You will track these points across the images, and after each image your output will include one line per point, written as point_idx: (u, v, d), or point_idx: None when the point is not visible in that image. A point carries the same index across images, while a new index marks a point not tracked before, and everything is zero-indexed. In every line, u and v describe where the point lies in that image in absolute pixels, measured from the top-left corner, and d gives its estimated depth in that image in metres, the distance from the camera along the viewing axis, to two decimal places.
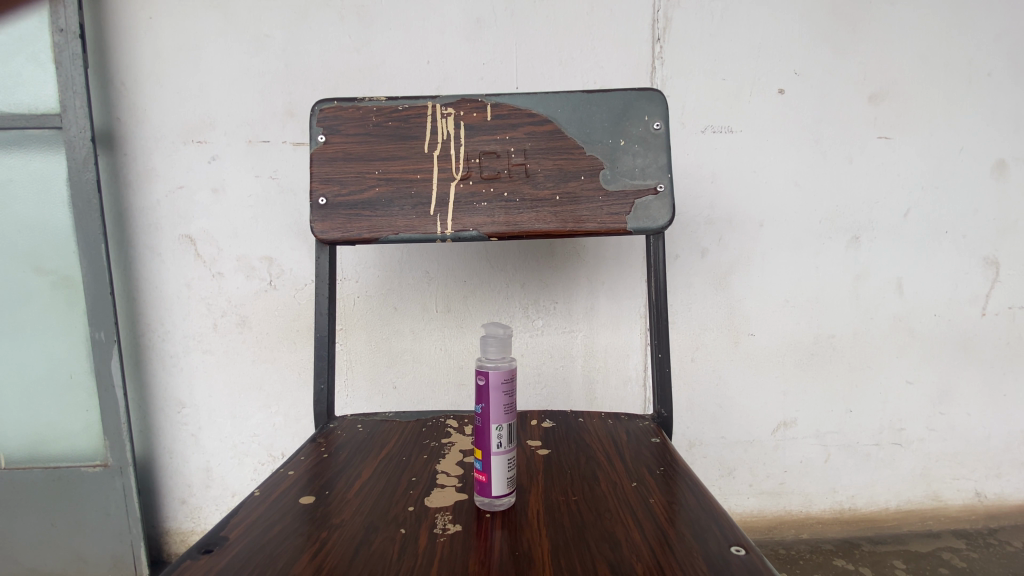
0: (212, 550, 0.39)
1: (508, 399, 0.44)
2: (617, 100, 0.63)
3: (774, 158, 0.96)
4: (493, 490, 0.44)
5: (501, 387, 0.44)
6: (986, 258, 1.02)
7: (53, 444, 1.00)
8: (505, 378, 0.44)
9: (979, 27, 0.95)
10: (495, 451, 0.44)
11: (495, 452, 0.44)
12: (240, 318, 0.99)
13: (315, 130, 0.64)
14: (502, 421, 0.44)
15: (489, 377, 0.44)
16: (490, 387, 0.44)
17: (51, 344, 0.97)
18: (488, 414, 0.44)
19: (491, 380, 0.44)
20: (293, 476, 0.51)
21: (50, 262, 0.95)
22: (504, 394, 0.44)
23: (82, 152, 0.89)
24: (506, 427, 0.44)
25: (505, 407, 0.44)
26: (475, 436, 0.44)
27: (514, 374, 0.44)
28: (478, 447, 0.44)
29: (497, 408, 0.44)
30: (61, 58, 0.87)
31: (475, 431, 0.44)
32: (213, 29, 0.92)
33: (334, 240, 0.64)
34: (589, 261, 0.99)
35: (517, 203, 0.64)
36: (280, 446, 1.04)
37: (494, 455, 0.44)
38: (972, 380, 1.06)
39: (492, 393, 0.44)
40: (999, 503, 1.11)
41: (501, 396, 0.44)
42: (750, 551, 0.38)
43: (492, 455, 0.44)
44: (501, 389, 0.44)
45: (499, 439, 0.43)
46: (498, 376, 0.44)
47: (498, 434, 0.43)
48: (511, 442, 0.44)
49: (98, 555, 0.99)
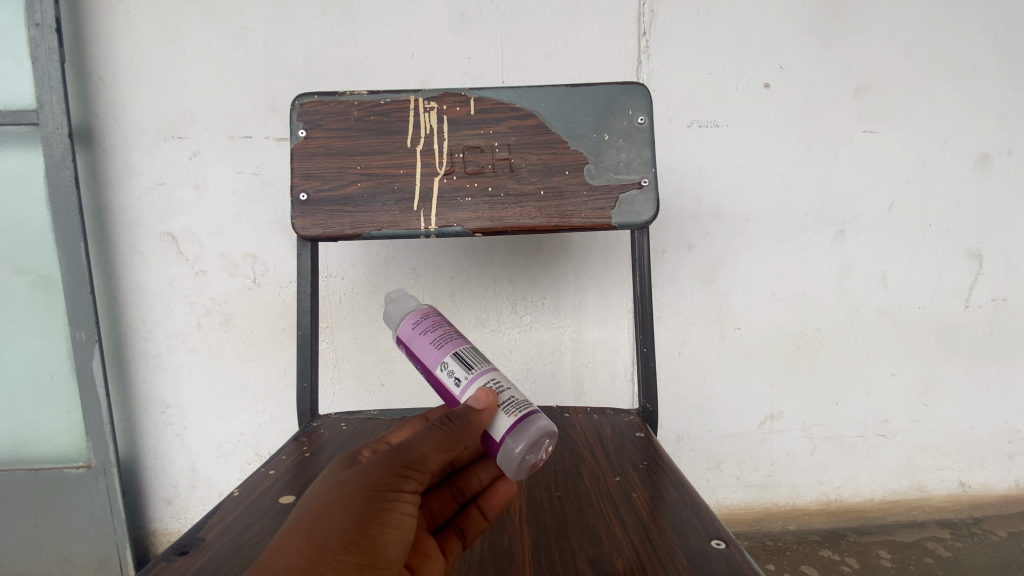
0: (189, 551, 0.39)
1: (434, 336, 0.43)
2: (601, 94, 0.63)
3: (760, 152, 0.97)
4: (513, 449, 0.38)
5: (416, 331, 0.44)
6: (969, 250, 1.03)
7: (36, 446, 0.99)
8: (414, 323, 0.45)
9: (962, 22, 0.96)
10: (459, 391, 0.40)
11: (460, 388, 0.40)
12: (225, 316, 0.98)
13: (296, 125, 0.63)
14: (439, 357, 0.42)
15: (404, 334, 0.45)
16: (409, 340, 0.45)
17: (32, 345, 0.96)
18: (426, 364, 0.43)
19: (406, 333, 0.45)
20: (274, 475, 0.50)
21: (29, 260, 0.93)
22: (423, 334, 0.44)
23: (59, 148, 0.87)
24: (450, 358, 0.41)
25: (431, 342, 0.43)
26: (441, 393, 0.42)
27: (421, 313, 0.45)
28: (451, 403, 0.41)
29: (425, 348, 0.43)
30: (36, 52, 0.85)
31: (435, 388, 0.42)
32: (191, 22, 0.90)
33: (316, 236, 0.63)
34: (577, 255, 0.98)
35: (502, 198, 0.63)
36: (267, 444, 1.03)
37: (461, 394, 0.40)
38: (956, 371, 1.08)
39: (413, 342, 0.44)
40: (981, 492, 1.13)
41: (420, 337, 0.44)
42: (730, 544, 0.38)
43: (460, 393, 0.40)
44: (420, 334, 0.44)
45: (452, 375, 0.41)
46: (408, 326, 0.45)
47: (447, 369, 0.41)
48: (466, 368, 0.41)
49: (83, 556, 0.99)
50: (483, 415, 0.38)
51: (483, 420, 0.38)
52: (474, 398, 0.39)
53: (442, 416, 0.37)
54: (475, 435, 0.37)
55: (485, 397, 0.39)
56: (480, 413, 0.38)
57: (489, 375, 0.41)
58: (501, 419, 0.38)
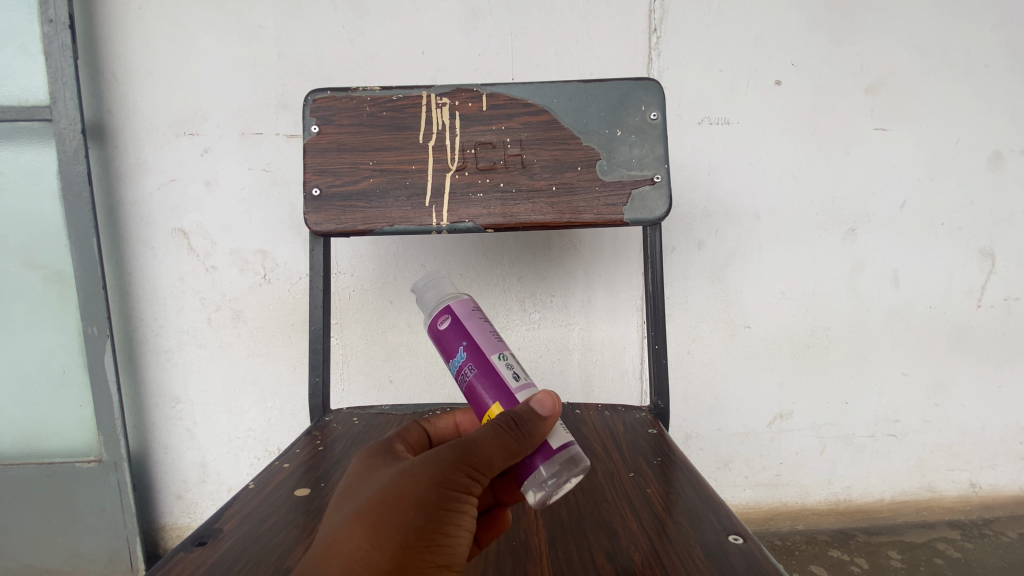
0: (207, 542, 0.39)
1: (490, 326, 0.40)
2: (614, 90, 0.63)
3: (771, 150, 0.96)
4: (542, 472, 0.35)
5: (474, 314, 0.40)
6: (981, 249, 1.02)
7: (48, 439, 0.99)
8: (471, 307, 0.41)
9: (976, 20, 0.95)
10: (516, 388, 0.37)
11: (518, 386, 0.37)
12: (235, 312, 0.99)
13: (309, 121, 0.63)
14: (499, 346, 0.39)
15: (457, 310, 0.40)
16: (464, 319, 0.39)
17: (44, 340, 0.97)
18: (479, 347, 0.38)
19: (461, 310, 0.40)
20: (288, 468, 0.50)
21: (41, 255, 0.94)
22: (481, 320, 0.40)
23: (72, 144, 0.87)
24: (508, 354, 0.39)
25: (490, 331, 0.40)
26: (487, 384, 0.37)
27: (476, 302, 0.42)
28: (496, 400, 0.37)
29: (484, 333, 0.39)
30: (50, 49, 0.85)
31: (484, 376, 0.37)
32: (203, 19, 0.90)
33: (328, 232, 0.63)
34: (586, 252, 0.98)
35: (514, 194, 0.63)
36: (276, 440, 1.04)
37: (517, 393, 0.37)
38: (967, 371, 1.07)
39: (470, 321, 0.39)
40: (991, 493, 1.12)
41: (479, 321, 0.40)
42: (748, 540, 0.37)
43: (517, 390, 0.37)
44: (476, 316, 0.40)
45: (512, 370, 0.38)
46: (464, 305, 0.40)
47: (507, 363, 0.38)
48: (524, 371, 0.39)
49: (94, 549, 0.99)
50: (548, 423, 0.35)
51: (548, 429, 0.35)
52: (538, 402, 0.35)
53: (508, 418, 0.34)
54: (539, 443, 0.35)
55: (552, 403, 0.35)
56: (545, 421, 0.35)
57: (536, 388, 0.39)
58: (557, 430, 0.36)
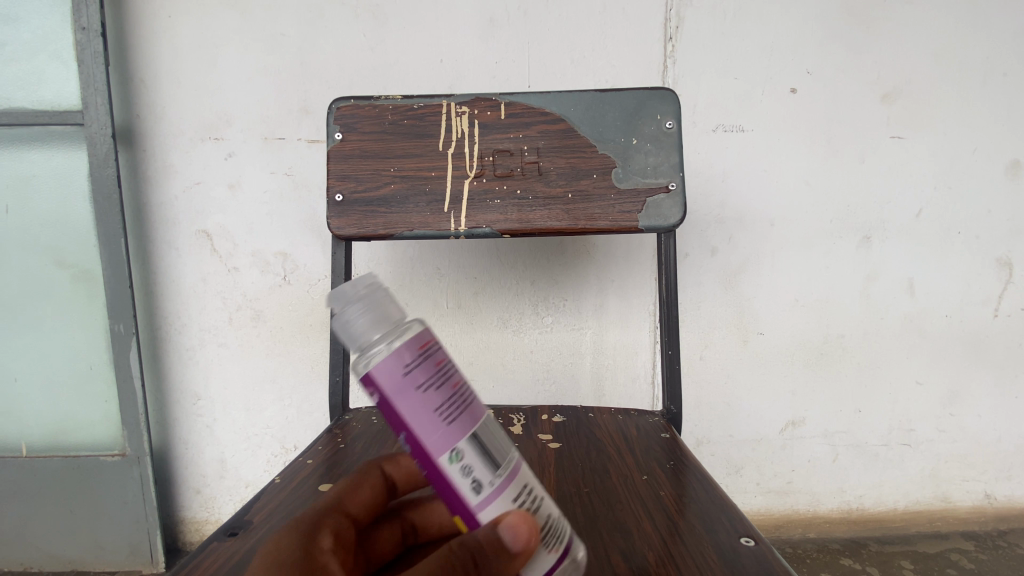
0: (238, 532, 0.41)
1: (441, 399, 0.26)
2: (631, 99, 0.64)
3: (785, 157, 0.97)
4: None
5: (404, 383, 0.26)
6: (998, 258, 1.01)
7: (74, 433, 1.03)
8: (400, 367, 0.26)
9: (994, 28, 0.95)
10: (478, 505, 0.26)
11: (478, 503, 0.26)
12: (255, 312, 1.01)
13: (332, 128, 0.65)
14: (450, 442, 0.26)
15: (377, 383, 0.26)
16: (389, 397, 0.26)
17: (72, 336, 1.00)
18: (418, 448, 0.26)
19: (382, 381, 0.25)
20: (311, 464, 0.52)
21: (71, 255, 0.97)
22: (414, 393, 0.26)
23: (103, 148, 0.90)
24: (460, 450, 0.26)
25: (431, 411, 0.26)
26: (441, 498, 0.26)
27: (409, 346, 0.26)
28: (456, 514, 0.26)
29: (423, 423, 0.25)
30: (83, 55, 0.88)
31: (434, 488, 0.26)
32: (229, 27, 0.93)
33: (350, 236, 0.65)
34: (599, 257, 0.99)
35: (530, 201, 0.65)
36: (293, 437, 1.06)
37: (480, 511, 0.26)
38: (983, 381, 1.06)
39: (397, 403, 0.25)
40: (1007, 504, 1.11)
41: (410, 397, 0.25)
42: (760, 542, 0.38)
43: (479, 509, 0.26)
44: (415, 392, 0.26)
45: (470, 478, 0.26)
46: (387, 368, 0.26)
47: (460, 468, 0.26)
48: (489, 470, 0.26)
49: (116, 541, 1.02)
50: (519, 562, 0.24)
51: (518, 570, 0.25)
52: (511, 534, 0.24)
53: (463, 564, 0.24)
54: None
55: (529, 534, 0.25)
56: (516, 562, 0.24)
57: (516, 479, 0.27)
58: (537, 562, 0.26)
